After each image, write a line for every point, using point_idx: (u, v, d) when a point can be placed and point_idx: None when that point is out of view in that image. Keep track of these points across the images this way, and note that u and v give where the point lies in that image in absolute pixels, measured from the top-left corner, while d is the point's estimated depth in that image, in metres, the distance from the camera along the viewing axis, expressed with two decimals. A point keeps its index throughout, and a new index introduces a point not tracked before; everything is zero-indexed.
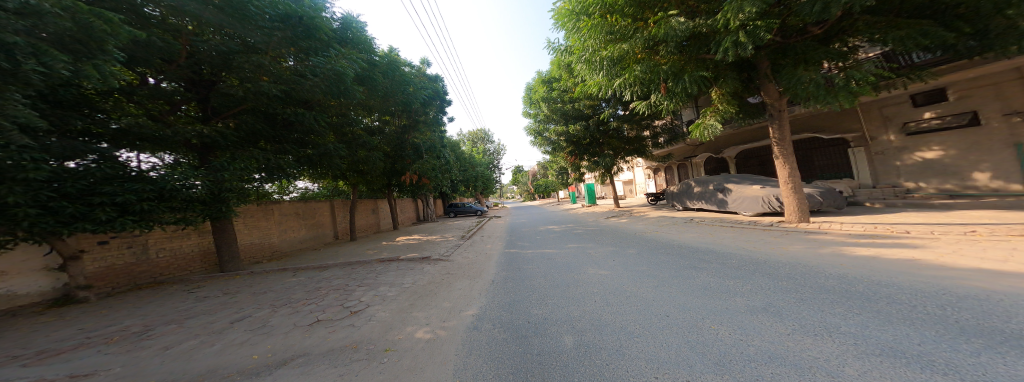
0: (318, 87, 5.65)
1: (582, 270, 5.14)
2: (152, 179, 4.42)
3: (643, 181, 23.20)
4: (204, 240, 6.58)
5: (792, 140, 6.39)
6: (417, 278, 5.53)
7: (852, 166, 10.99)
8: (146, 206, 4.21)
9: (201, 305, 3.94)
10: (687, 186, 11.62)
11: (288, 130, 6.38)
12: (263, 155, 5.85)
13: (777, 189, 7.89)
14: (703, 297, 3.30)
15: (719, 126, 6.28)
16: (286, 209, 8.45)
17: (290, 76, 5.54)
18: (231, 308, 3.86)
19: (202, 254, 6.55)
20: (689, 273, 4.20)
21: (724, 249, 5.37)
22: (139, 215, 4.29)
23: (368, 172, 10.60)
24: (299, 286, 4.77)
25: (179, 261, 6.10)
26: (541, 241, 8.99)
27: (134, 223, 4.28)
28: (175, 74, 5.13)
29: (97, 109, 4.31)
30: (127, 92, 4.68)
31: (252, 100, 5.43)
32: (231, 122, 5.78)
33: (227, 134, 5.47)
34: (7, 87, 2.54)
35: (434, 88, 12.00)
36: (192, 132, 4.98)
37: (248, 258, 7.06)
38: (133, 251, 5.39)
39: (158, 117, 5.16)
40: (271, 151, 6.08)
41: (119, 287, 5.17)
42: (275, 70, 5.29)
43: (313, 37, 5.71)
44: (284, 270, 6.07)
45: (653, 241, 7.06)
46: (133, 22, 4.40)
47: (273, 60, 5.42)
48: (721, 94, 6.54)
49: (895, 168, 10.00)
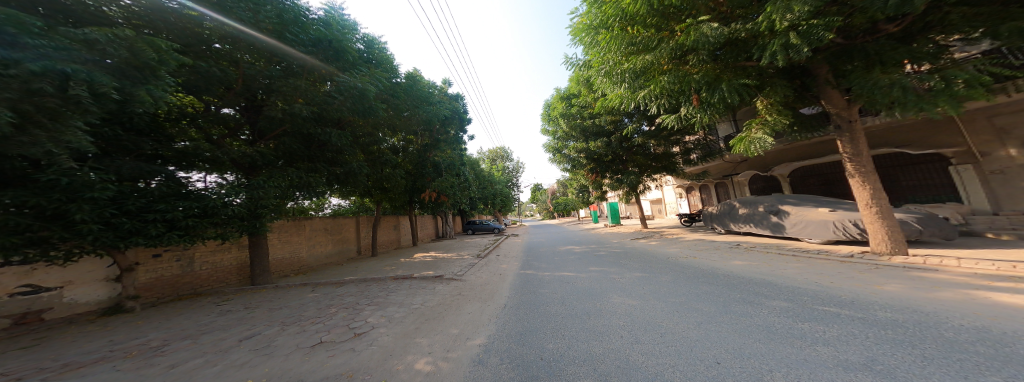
0: (345, 106, 6.22)
1: (606, 298, 4.51)
2: (202, 196, 4.65)
3: (674, 200, 21.57)
4: (242, 254, 6.90)
5: (870, 155, 5.33)
6: (427, 299, 5.23)
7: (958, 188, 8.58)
8: (190, 222, 4.36)
9: (220, 319, 3.95)
10: (730, 208, 10.34)
11: (320, 150, 6.77)
12: (299, 171, 6.19)
13: (851, 213, 6.57)
14: (770, 342, 2.56)
15: (770, 140, 5.29)
16: (316, 224, 8.82)
17: (321, 97, 6.03)
18: (243, 323, 3.80)
19: (239, 267, 6.83)
20: (742, 308, 3.43)
21: (787, 282, 4.42)
22: (185, 230, 4.44)
23: (391, 189, 10.98)
24: (312, 303, 4.66)
25: (219, 274, 6.39)
26: (560, 262, 8.35)
27: (180, 237, 4.42)
28: (232, 101, 5.70)
29: (166, 134, 4.77)
30: (192, 118, 5.19)
31: (291, 122, 5.87)
32: (271, 143, 6.22)
33: (266, 154, 5.81)
34: (70, 115, 2.74)
35: (454, 107, 12.46)
36: (238, 153, 5.35)
37: (278, 273, 7.26)
38: (180, 264, 5.74)
39: (215, 141, 5.68)
40: (305, 170, 6.39)
41: (163, 297, 5.45)
42: (308, 91, 5.85)
43: (338, 59, 6.30)
44: (305, 285, 6.09)
45: (691, 268, 6.13)
46: (202, 56, 5.01)
47: (308, 82, 6.02)
48: (768, 104, 5.66)
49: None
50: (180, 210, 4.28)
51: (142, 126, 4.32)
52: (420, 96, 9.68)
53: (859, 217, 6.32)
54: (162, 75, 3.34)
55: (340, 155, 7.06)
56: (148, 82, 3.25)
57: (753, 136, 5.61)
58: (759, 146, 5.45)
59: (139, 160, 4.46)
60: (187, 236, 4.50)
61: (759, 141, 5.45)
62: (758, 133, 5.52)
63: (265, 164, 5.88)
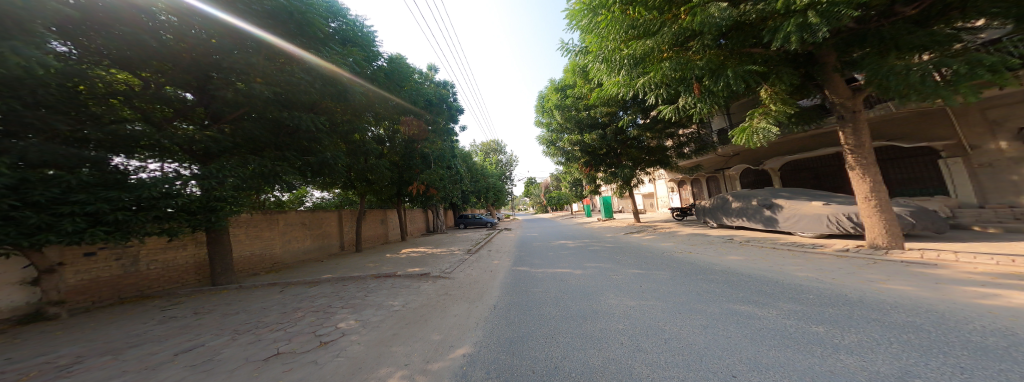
0: (314, 88, 5.87)
1: (604, 300, 4.23)
2: (134, 185, 4.02)
3: (666, 194, 21.63)
4: (200, 252, 6.31)
5: (873, 146, 5.17)
6: (409, 299, 4.82)
7: (946, 181, 8.71)
8: (119, 216, 3.73)
9: (158, 328, 3.44)
10: (723, 201, 10.27)
11: (291, 138, 6.13)
12: (265, 160, 5.60)
13: (846, 207, 6.47)
14: (786, 350, 2.28)
15: (775, 130, 5.09)
16: (292, 219, 8.22)
17: (279, 77, 5.49)
18: (188, 333, 3.30)
19: (196, 266, 6.24)
20: (747, 310, 3.17)
21: (788, 280, 4.22)
22: (113, 225, 3.81)
23: (376, 182, 10.40)
24: (277, 307, 4.17)
25: (171, 273, 5.80)
26: (553, 257, 8.07)
27: (107, 234, 3.79)
28: (183, 80, 5.07)
29: (87, 112, 3.98)
30: (126, 97, 4.53)
31: (250, 104, 5.27)
32: (228, 127, 5.50)
33: (220, 139, 5.07)
34: None
35: (442, 95, 11.87)
36: (180, 137, 4.67)
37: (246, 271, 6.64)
38: (122, 264, 5.14)
39: (155, 122, 4.84)
40: (270, 158, 5.74)
41: (100, 301, 4.85)
42: (268, 69, 5.33)
43: (300, 31, 5.63)
44: (273, 285, 5.54)
45: (688, 263, 5.93)
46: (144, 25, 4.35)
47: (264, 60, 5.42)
48: (772, 92, 5.43)
49: (1012, 184, 7.50)
50: (105, 202, 3.65)
51: (56, 103, 3.63)
52: (402, 80, 9.04)
53: (855, 211, 6.24)
54: (33, 31, 3.09)
55: (314, 144, 6.47)
56: (12, 36, 2.99)
57: (757, 126, 5.40)
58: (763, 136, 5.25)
59: (54, 143, 3.75)
60: (117, 233, 3.88)
61: (764, 132, 5.25)
62: (762, 123, 5.32)
63: (223, 151, 5.18)
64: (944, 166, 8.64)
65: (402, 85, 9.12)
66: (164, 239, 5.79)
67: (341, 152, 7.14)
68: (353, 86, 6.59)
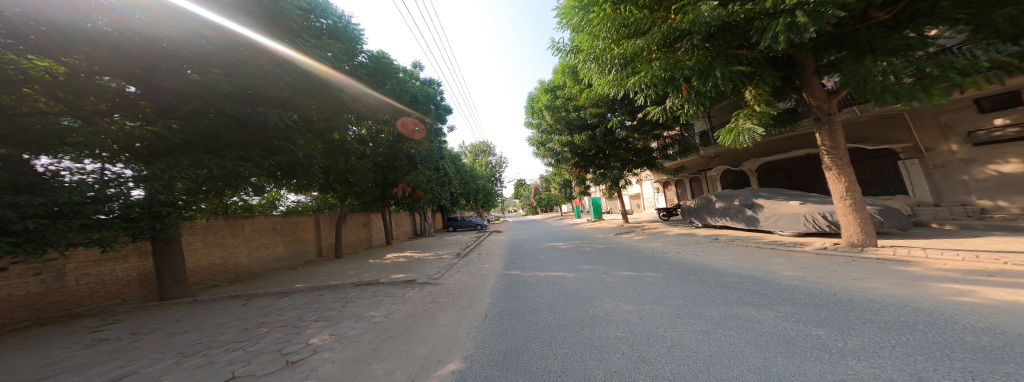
0: (282, 82, 5.46)
1: (600, 306, 4.09)
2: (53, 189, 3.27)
3: (651, 195, 22.15)
4: (147, 263, 5.50)
5: (848, 148, 5.37)
6: (392, 309, 4.46)
7: (905, 181, 9.40)
8: (32, 225, 2.90)
9: (83, 354, 2.91)
10: (707, 201, 10.55)
11: (254, 135, 5.42)
12: (226, 158, 5.05)
13: (821, 206, 6.75)
14: (795, 357, 2.18)
15: (760, 131, 5.21)
16: (261, 224, 7.53)
17: (248, 69, 4.99)
18: (120, 359, 2.79)
19: (141, 279, 5.41)
20: (745, 312, 3.11)
21: (777, 279, 4.25)
22: (24, 236, 2.97)
23: (358, 184, 9.79)
24: (237, 323, 3.69)
25: (108, 289, 4.96)
26: (545, 260, 7.92)
27: (16, 248, 2.93)
28: (123, 70, 4.32)
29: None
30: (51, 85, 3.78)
31: (202, 97, 4.69)
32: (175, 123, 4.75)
33: (167, 136, 4.33)
34: None
35: (429, 94, 11.41)
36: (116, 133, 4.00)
37: (201, 282, 5.96)
38: (42, 279, 4.30)
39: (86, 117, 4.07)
40: (232, 158, 5.10)
41: (15, 324, 3.98)
42: (229, 59, 4.80)
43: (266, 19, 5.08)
44: (236, 298, 4.98)
45: (679, 264, 5.94)
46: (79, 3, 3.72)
47: (223, 49, 4.85)
48: (756, 93, 5.55)
49: (963, 183, 8.28)
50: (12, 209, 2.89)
51: None
52: (385, 78, 8.51)
53: (830, 210, 6.52)
54: None
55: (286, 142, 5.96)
56: None
57: (743, 127, 5.50)
58: (748, 136, 5.37)
59: None
60: (29, 245, 3.02)
61: (750, 133, 5.35)
62: (748, 124, 5.42)
63: (171, 149, 4.55)
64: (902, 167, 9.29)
65: (385, 82, 8.58)
66: (96, 250, 4.95)
67: (316, 151, 6.60)
68: (327, 85, 6.30)
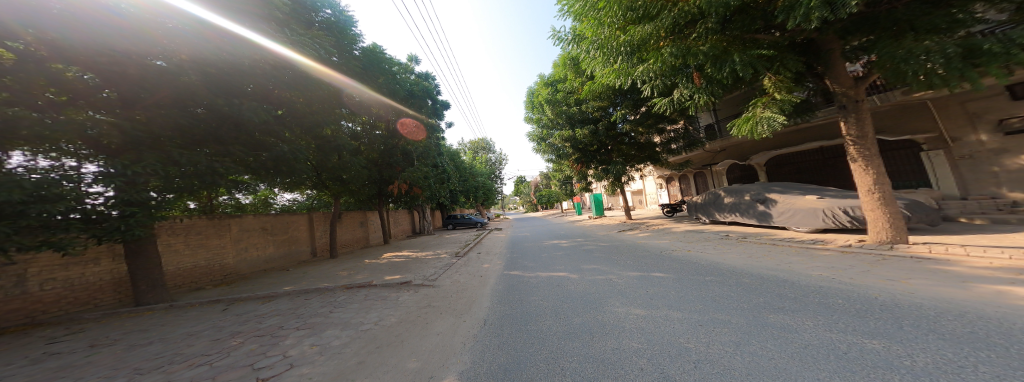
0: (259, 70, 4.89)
1: (611, 312, 3.72)
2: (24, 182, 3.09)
3: (654, 191, 21.76)
4: (120, 266, 5.13)
5: (877, 137, 4.95)
6: (384, 315, 4.12)
7: (928, 173, 9.01)
8: None
9: (27, 371, 2.59)
10: (715, 197, 10.16)
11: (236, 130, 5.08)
12: (201, 153, 4.68)
13: (841, 201, 6.35)
14: (853, 378, 1.69)
15: (781, 118, 4.77)
16: (250, 223, 7.20)
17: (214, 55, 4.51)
18: (62, 378, 2.43)
19: (115, 283, 5.03)
20: (780, 321, 2.70)
21: (805, 280, 3.87)
22: None
23: (352, 181, 9.46)
24: (211, 332, 3.36)
25: (77, 295, 4.58)
26: (546, 259, 7.59)
27: None
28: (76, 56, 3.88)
29: None
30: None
31: (169, 86, 4.26)
32: (142, 114, 4.33)
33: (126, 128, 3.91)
34: None
35: (426, 88, 11.02)
36: (69, 125, 3.58)
37: (183, 286, 5.60)
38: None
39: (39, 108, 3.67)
40: (208, 153, 4.74)
41: None
42: (204, 46, 4.35)
43: (248, 3, 4.70)
44: (215, 303, 4.63)
45: (690, 263, 5.57)
46: None
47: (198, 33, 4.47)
48: (775, 80, 5.18)
49: (991, 175, 7.89)
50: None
51: None
52: (379, 71, 8.09)
53: (852, 204, 6.10)
54: None
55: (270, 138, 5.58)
56: None
57: (762, 115, 5.07)
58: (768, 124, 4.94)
59: None
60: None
61: (770, 121, 4.92)
62: (767, 112, 5.00)
63: (138, 143, 4.17)
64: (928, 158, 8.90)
65: (379, 75, 8.18)
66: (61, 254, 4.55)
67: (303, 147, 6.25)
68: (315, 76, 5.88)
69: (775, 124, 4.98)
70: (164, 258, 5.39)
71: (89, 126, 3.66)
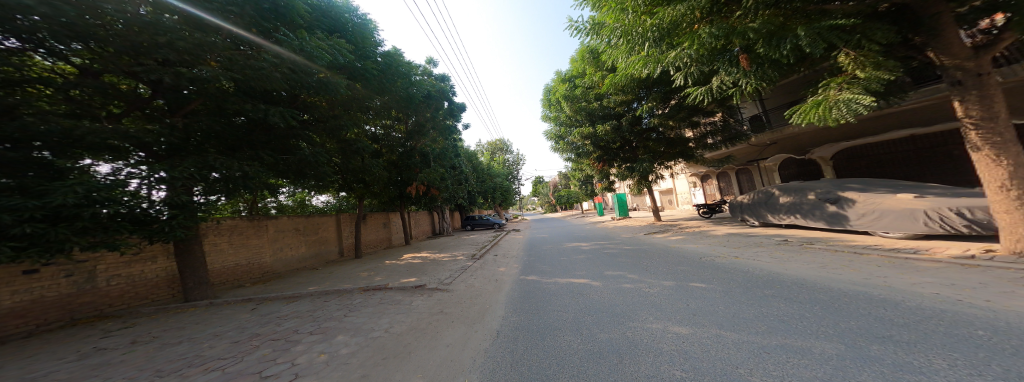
0: (280, 78, 5.00)
1: (640, 329, 3.18)
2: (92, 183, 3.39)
3: (686, 190, 20.06)
4: (172, 264, 5.70)
5: (1013, 119, 3.77)
6: (394, 321, 3.98)
7: None
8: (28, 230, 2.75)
9: (67, 368, 2.61)
10: (766, 196, 8.86)
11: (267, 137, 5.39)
12: (235, 158, 4.94)
13: (950, 200, 5.04)
14: None
15: (868, 99, 3.78)
16: (284, 224, 7.68)
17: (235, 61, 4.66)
18: (91, 376, 2.47)
19: (169, 279, 5.59)
20: (901, 357, 1.96)
21: (910, 303, 2.98)
22: (26, 239, 2.90)
23: (373, 183, 9.90)
24: (232, 333, 3.40)
25: (137, 290, 5.14)
26: (565, 263, 7.12)
27: (14, 255, 2.83)
28: (122, 70, 4.20)
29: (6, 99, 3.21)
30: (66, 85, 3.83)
31: (200, 91, 4.50)
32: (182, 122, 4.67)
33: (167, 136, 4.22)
34: None
35: (443, 89, 11.10)
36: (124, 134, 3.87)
37: (224, 282, 6.02)
38: (73, 280, 4.39)
39: (97, 117, 4.12)
40: (242, 158, 5.05)
41: (48, 324, 4.09)
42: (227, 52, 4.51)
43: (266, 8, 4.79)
44: (246, 301, 4.86)
45: (738, 272, 4.75)
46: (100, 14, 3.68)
47: (224, 42, 4.64)
48: (853, 55, 4.21)
49: None
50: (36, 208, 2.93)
51: None
52: (397, 74, 8.16)
53: (968, 205, 4.80)
54: None
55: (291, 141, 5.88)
56: None
57: (839, 97, 4.08)
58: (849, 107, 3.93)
59: None
60: (33, 249, 2.97)
61: (852, 103, 3.92)
62: (847, 93, 4.01)
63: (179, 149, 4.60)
64: None
65: (398, 78, 8.25)
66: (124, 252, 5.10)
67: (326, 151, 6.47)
68: (337, 81, 6.03)
69: (857, 107, 3.97)
70: (210, 256, 5.81)
71: (131, 133, 3.87)
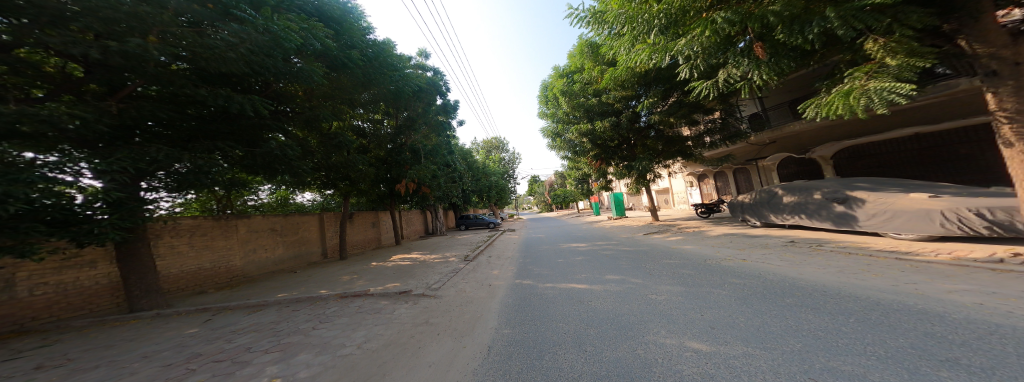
0: (244, 59, 4.40)
1: (652, 345, 2.75)
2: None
3: (684, 190, 19.88)
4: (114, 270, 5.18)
5: None
6: (369, 334, 3.47)
7: None
8: None
9: None
10: (769, 195, 8.62)
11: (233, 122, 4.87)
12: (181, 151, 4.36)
13: (970, 200, 4.77)
14: None
15: (907, 87, 3.51)
16: (257, 224, 7.13)
17: (192, 38, 4.08)
18: None
19: (112, 287, 5.10)
20: None
21: (959, 315, 2.63)
22: None
23: (360, 180, 9.28)
24: (167, 354, 2.85)
25: (70, 300, 4.63)
26: (564, 265, 6.70)
27: None
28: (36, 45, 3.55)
29: None
30: None
31: (136, 70, 3.86)
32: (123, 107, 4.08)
33: (97, 122, 3.61)
34: None
35: (436, 83, 10.53)
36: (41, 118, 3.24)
37: (173, 292, 5.32)
38: None
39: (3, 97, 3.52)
40: (195, 149, 4.46)
41: None
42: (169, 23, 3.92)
43: None
44: (202, 311, 4.29)
45: (753, 278, 4.40)
46: None
47: (174, 16, 4.04)
48: (882, 41, 3.98)
49: None
50: None
51: None
52: (385, 66, 7.51)
53: (989, 205, 4.54)
54: None
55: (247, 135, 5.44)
56: None
57: (868, 86, 3.84)
58: (882, 95, 3.69)
59: None
60: None
61: (886, 92, 3.67)
62: (877, 82, 3.77)
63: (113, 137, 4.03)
64: None
65: (386, 71, 7.61)
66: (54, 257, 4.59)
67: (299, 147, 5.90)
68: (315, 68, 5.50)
69: (890, 96, 3.72)
70: (160, 261, 5.20)
71: (43, 116, 3.21)
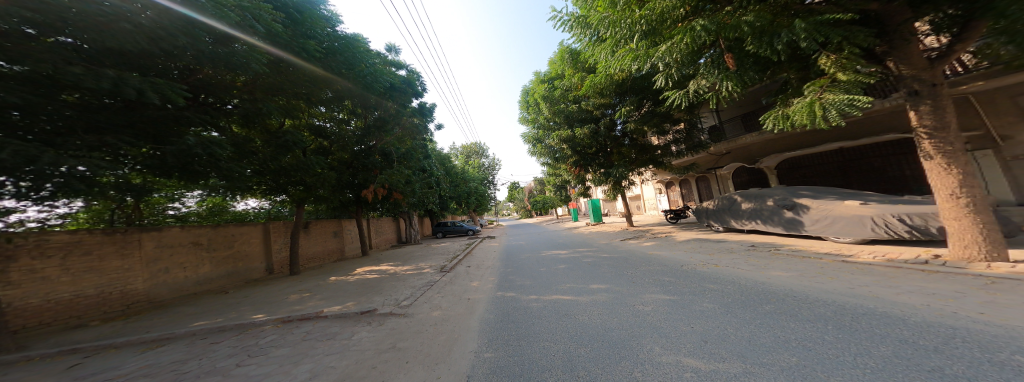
0: (151, 26, 3.48)
1: (646, 363, 2.52)
2: None
3: (653, 197, 21.06)
4: None
5: (960, 131, 4.06)
6: (314, 367, 2.82)
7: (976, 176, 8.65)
8: None
9: None
10: (730, 202, 9.29)
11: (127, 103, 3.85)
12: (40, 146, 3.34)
13: (893, 207, 5.42)
14: None
15: (863, 100, 3.83)
16: (172, 239, 6.45)
17: None
18: None
19: None
20: None
21: (916, 317, 2.78)
22: None
23: (319, 185, 8.20)
24: None
25: None
26: (546, 275, 6.47)
27: None
28: None
29: None
30: None
31: None
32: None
33: None
34: None
35: (413, 81, 9.82)
36: None
37: (29, 329, 4.36)
38: None
39: None
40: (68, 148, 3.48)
41: None
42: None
43: None
44: (70, 353, 3.29)
45: (731, 284, 4.51)
46: None
47: None
48: (834, 58, 4.28)
49: None
50: None
51: None
52: (355, 61, 6.77)
53: (907, 211, 5.19)
54: None
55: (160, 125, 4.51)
56: None
57: (824, 99, 4.14)
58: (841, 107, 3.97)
59: None
60: None
61: (845, 104, 3.95)
62: (833, 95, 4.06)
63: None
64: (975, 159, 8.65)
65: (356, 65, 6.83)
66: None
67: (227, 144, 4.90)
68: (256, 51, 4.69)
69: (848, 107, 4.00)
70: (13, 290, 4.34)
71: None
